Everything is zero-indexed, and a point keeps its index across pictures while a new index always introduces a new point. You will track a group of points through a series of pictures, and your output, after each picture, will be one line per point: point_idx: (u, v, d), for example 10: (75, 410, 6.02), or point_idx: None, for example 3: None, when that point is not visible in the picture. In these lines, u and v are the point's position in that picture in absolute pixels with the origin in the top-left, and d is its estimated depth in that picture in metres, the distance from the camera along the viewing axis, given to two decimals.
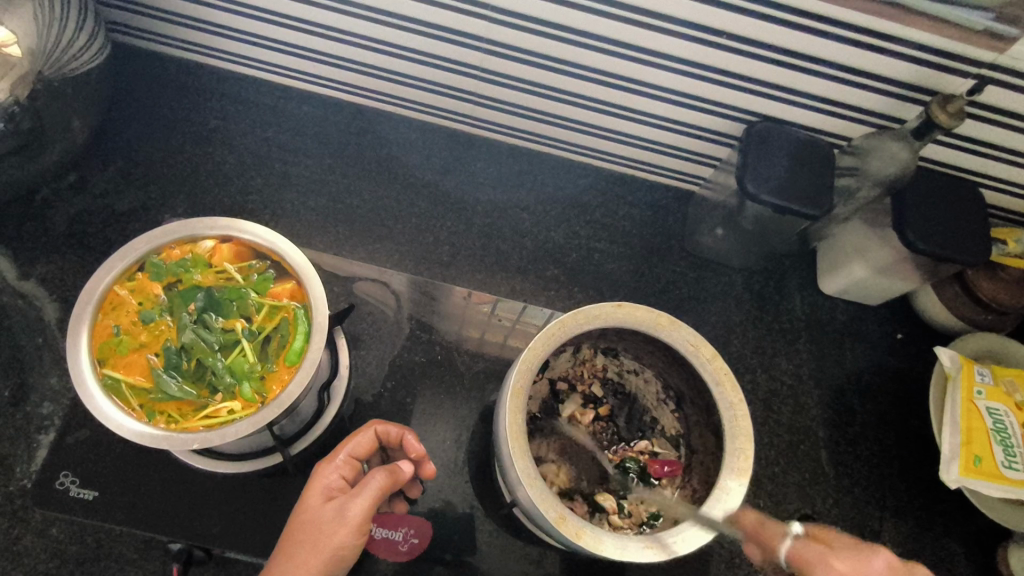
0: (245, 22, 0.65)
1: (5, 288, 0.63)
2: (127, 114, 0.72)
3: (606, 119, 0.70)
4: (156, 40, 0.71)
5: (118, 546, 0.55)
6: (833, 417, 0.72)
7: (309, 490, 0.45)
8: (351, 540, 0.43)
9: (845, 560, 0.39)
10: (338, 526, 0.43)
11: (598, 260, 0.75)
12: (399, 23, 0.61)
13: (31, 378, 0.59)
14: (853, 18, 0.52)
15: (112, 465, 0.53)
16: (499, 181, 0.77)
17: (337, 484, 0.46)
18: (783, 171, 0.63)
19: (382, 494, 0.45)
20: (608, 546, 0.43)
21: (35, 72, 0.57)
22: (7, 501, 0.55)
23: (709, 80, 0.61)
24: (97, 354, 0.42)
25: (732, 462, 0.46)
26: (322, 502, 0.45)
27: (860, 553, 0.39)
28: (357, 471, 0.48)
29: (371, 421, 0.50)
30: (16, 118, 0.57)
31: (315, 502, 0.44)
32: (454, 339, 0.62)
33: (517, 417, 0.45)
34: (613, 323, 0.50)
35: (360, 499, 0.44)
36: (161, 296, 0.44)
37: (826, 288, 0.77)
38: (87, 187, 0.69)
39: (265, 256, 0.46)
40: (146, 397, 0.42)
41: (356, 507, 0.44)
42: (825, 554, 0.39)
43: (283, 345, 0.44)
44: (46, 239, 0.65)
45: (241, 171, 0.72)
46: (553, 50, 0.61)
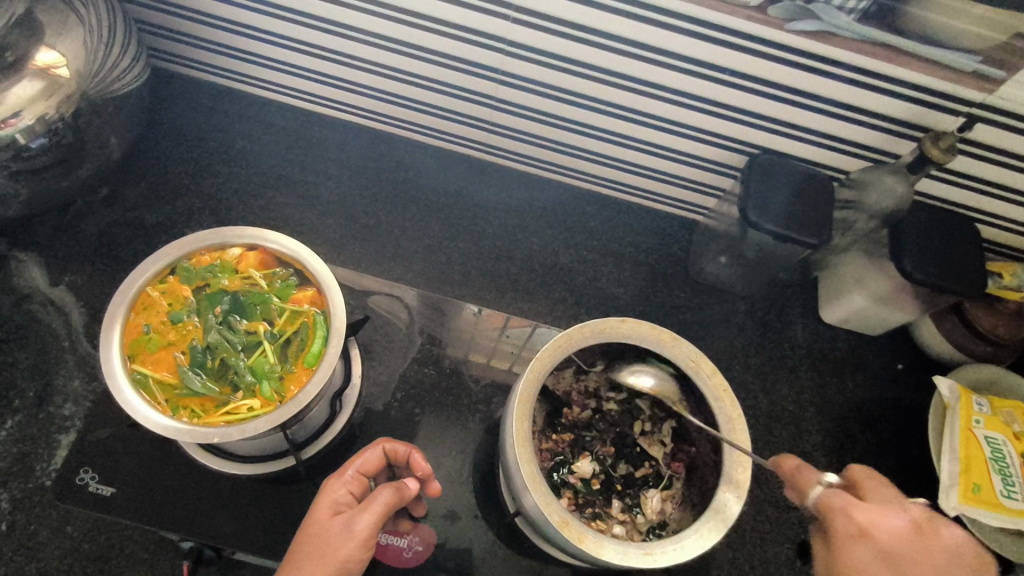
0: (279, 52, 0.70)
1: (36, 293, 0.66)
2: (160, 133, 0.76)
3: (613, 149, 0.73)
4: (193, 67, 0.76)
5: (131, 545, 0.56)
6: (834, 443, 0.73)
7: (317, 504, 0.47)
8: (358, 551, 0.44)
9: (866, 507, 0.44)
10: (346, 536, 0.44)
11: (604, 284, 0.78)
12: (423, 56, 0.65)
13: (55, 380, 0.62)
14: (848, 57, 0.55)
15: (130, 463, 0.54)
16: (510, 206, 0.80)
17: (344, 500, 0.47)
18: (783, 202, 0.66)
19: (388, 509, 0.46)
20: (609, 551, 0.44)
21: (80, 92, 0.62)
22: (27, 497, 0.57)
23: (714, 114, 0.65)
24: (128, 350, 0.44)
25: (729, 476, 0.48)
26: (330, 515, 0.46)
27: (887, 508, 0.44)
28: (364, 488, 0.49)
29: (379, 439, 0.51)
30: (60, 132, 0.62)
31: (322, 515, 0.46)
32: (463, 356, 0.64)
33: (523, 424, 0.47)
34: (618, 337, 0.52)
35: (369, 512, 0.45)
36: (190, 299, 0.46)
37: (827, 317, 0.79)
38: (119, 200, 0.72)
39: (289, 265, 0.49)
40: (171, 392, 0.43)
41: (365, 520, 0.45)
42: (850, 505, 0.44)
43: (302, 348, 0.46)
44: (76, 248, 0.69)
45: (265, 188, 0.76)
46: (566, 82, 0.65)
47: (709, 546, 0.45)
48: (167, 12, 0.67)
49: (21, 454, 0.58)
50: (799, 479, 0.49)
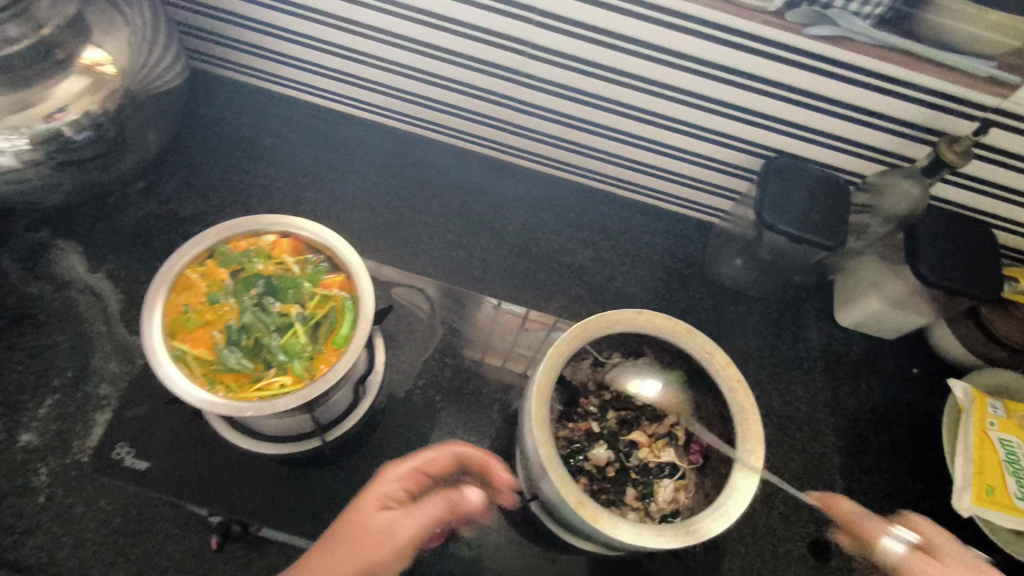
0: (312, 54, 0.73)
1: (75, 280, 0.69)
2: (195, 130, 0.79)
3: (631, 151, 0.75)
4: (228, 68, 0.79)
5: (161, 521, 0.58)
6: (847, 444, 0.74)
7: (366, 493, 0.46)
8: (389, 556, 0.43)
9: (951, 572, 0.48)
10: (383, 536, 0.44)
11: (621, 283, 0.79)
12: (449, 58, 0.68)
13: (92, 362, 0.65)
14: (860, 61, 0.57)
15: (163, 440, 0.56)
16: (529, 206, 0.82)
17: (395, 494, 0.47)
18: (798, 203, 0.67)
19: (432, 519, 0.46)
20: (623, 531, 0.45)
21: (124, 88, 0.65)
22: (64, 472, 0.59)
23: (730, 117, 0.67)
24: (167, 328, 0.46)
25: (742, 464, 0.49)
26: (376, 508, 0.46)
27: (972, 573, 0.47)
28: (418, 485, 0.48)
29: (455, 441, 0.51)
30: (104, 126, 0.65)
31: (370, 507, 0.46)
32: (479, 356, 0.65)
33: (542, 408, 0.48)
34: (634, 328, 0.53)
35: (413, 520, 0.45)
36: (226, 281, 0.49)
37: (843, 320, 0.80)
38: (155, 193, 0.75)
39: (320, 252, 0.51)
40: (208, 367, 0.46)
41: (408, 525, 0.44)
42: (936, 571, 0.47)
43: (331, 330, 0.48)
44: (113, 237, 0.72)
45: (294, 184, 0.79)
46: (587, 85, 0.67)
47: (721, 530, 0.46)
48: (206, 15, 0.71)
49: (60, 430, 0.61)
50: (867, 529, 0.52)
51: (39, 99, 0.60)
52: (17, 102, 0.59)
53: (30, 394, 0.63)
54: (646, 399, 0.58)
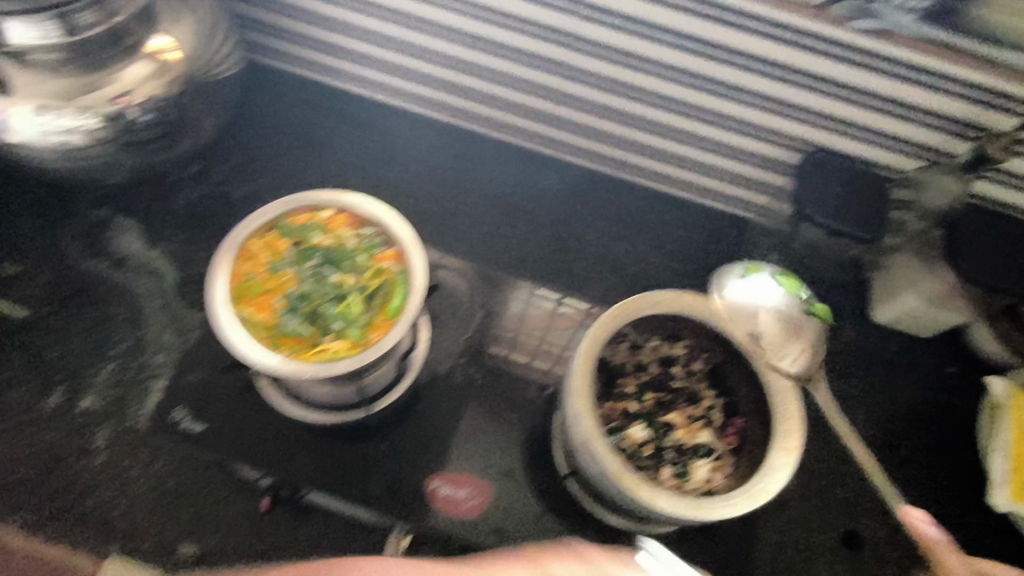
0: (367, 47, 0.76)
1: (132, 255, 0.72)
2: (246, 117, 0.82)
3: (670, 145, 0.77)
4: (282, 60, 0.82)
5: (214, 488, 0.60)
6: (880, 439, 0.74)
7: None
8: None
9: None
10: None
11: (656, 274, 0.81)
12: (498, 50, 0.71)
13: (147, 333, 0.67)
14: (899, 54, 0.58)
15: (221, 405, 0.61)
16: (568, 197, 0.84)
17: None
18: (834, 197, 0.69)
19: None
20: (664, 501, 0.47)
21: (187, 74, 0.67)
22: (119, 436, 0.62)
23: (771, 111, 0.68)
24: (232, 294, 0.48)
25: (779, 445, 0.50)
26: None
27: None
28: None
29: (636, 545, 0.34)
30: (167, 109, 0.67)
31: None
32: (512, 346, 0.66)
33: (586, 382, 0.50)
34: (673, 308, 0.55)
35: None
36: (287, 253, 0.51)
37: (878, 316, 0.79)
38: (209, 176, 0.78)
39: (373, 227, 0.53)
40: (271, 331, 0.48)
41: None
42: None
43: (384, 301, 0.50)
44: (170, 217, 0.75)
45: (341, 171, 0.81)
46: (631, 79, 0.70)
47: (759, 505, 0.48)
48: (267, 8, 0.75)
49: (115, 397, 0.63)
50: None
51: (107, 83, 0.64)
52: (89, 83, 0.63)
53: (89, 362, 0.65)
54: (685, 380, 0.59)
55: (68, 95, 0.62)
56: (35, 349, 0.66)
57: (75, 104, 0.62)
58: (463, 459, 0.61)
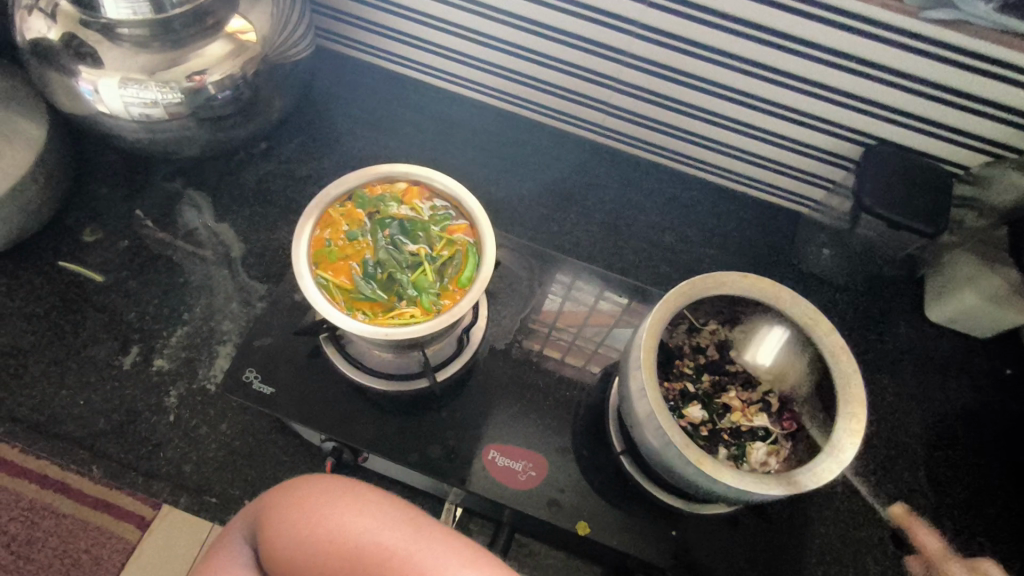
0: (432, 33, 0.78)
1: (202, 227, 0.75)
2: (311, 100, 0.85)
3: (729, 135, 0.78)
4: (348, 45, 0.85)
5: (275, 448, 0.63)
6: (934, 437, 0.73)
7: None
8: None
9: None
10: None
11: (708, 264, 0.81)
12: (562, 39, 0.72)
13: (218, 301, 0.70)
14: (968, 44, 0.58)
15: (287, 371, 0.62)
16: (621, 186, 0.85)
17: None
18: (897, 189, 0.69)
19: None
20: (727, 476, 0.48)
21: (262, 53, 0.69)
22: (191, 396, 0.65)
23: (836, 102, 0.68)
24: (313, 257, 0.51)
25: (843, 428, 0.49)
26: None
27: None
28: None
29: None
30: (241, 88, 0.69)
31: None
32: (569, 326, 0.68)
33: (651, 357, 0.51)
34: (737, 290, 0.54)
35: None
36: (364, 221, 0.53)
37: (933, 316, 0.79)
38: (276, 154, 0.81)
39: (446, 201, 0.55)
40: (348, 295, 0.50)
41: None
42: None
43: (456, 271, 0.52)
44: (239, 191, 0.78)
45: (401, 153, 0.84)
46: (695, 68, 0.70)
47: (823, 484, 0.48)
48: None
49: (188, 359, 0.67)
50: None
51: (186, 59, 0.65)
52: (170, 58, 0.64)
53: (163, 325, 0.68)
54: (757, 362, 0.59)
55: (149, 70, 0.64)
56: (112, 310, 0.69)
57: (156, 78, 0.64)
58: (518, 434, 0.62)
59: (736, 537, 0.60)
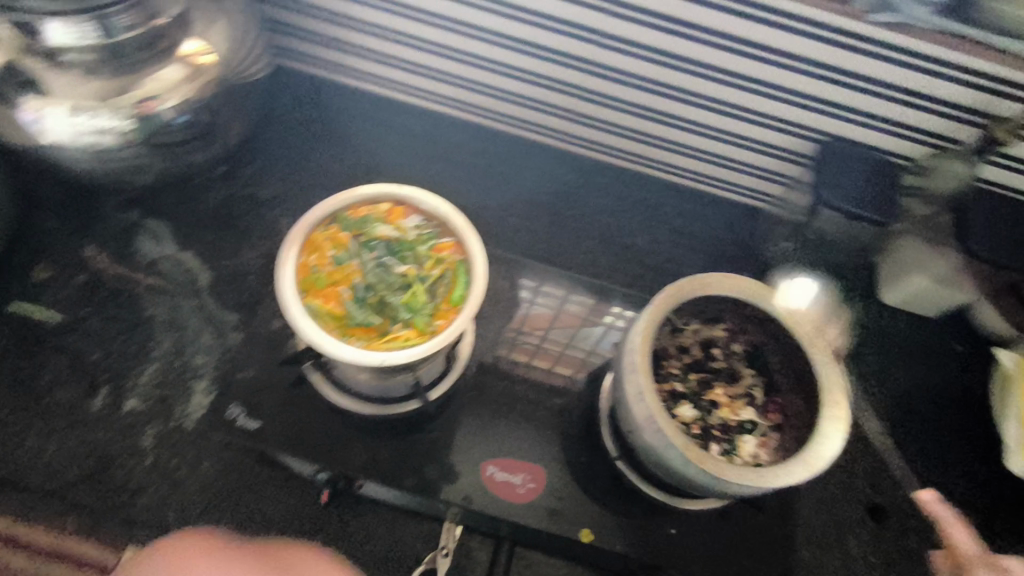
0: (395, 47, 0.78)
1: (164, 257, 0.72)
2: (270, 120, 0.83)
3: (691, 138, 0.80)
4: (305, 61, 0.83)
5: (261, 482, 0.61)
6: (897, 414, 0.75)
7: None
8: None
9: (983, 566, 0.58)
10: None
11: (678, 264, 0.83)
12: (528, 50, 0.74)
13: (187, 334, 0.67)
14: (910, 45, 0.62)
15: (274, 403, 0.60)
16: (589, 192, 0.86)
17: None
18: (853, 182, 0.72)
19: None
20: (730, 473, 0.49)
21: (220, 75, 0.66)
22: (167, 436, 0.62)
23: (790, 102, 0.72)
24: (300, 285, 0.49)
25: (828, 416, 0.52)
26: None
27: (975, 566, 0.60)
28: None
29: None
30: (200, 111, 0.66)
31: None
32: (553, 334, 0.69)
33: (645, 360, 0.53)
34: (717, 291, 0.57)
35: None
36: (349, 245, 0.52)
37: (887, 299, 0.82)
38: (236, 177, 0.78)
39: (430, 220, 0.55)
40: (340, 321, 0.49)
41: None
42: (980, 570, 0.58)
43: (448, 289, 0.52)
44: (199, 218, 0.75)
45: (365, 170, 0.82)
46: (657, 74, 0.73)
47: (816, 472, 0.50)
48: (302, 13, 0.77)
49: (161, 397, 0.63)
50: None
51: (136, 85, 0.62)
52: (122, 84, 0.62)
53: (131, 364, 0.65)
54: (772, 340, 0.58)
55: (102, 96, 0.61)
56: (74, 353, 0.65)
57: (110, 104, 0.61)
58: (513, 446, 0.62)
59: (730, 529, 0.61)
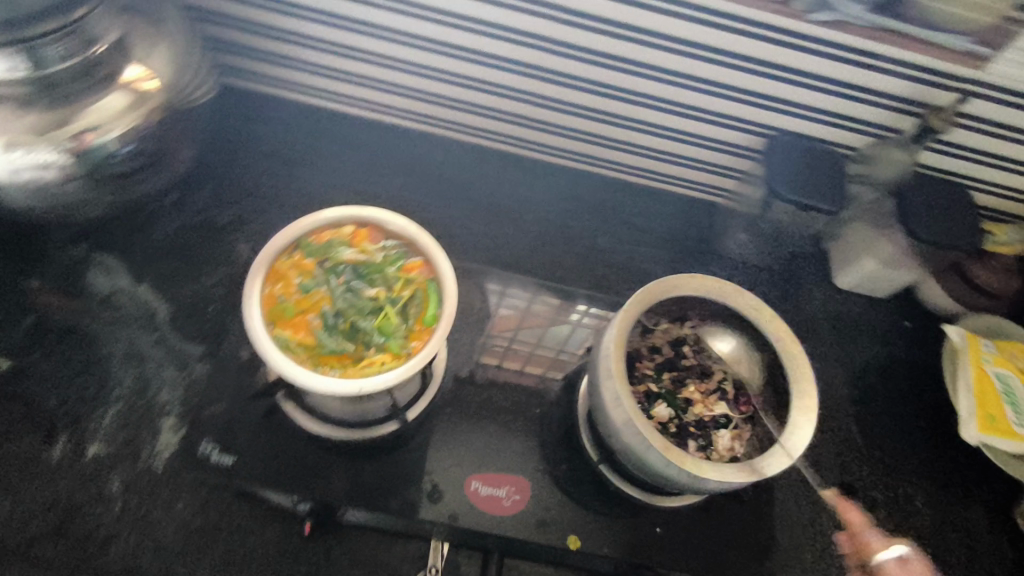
0: (347, 63, 0.77)
1: (118, 291, 0.69)
2: (221, 142, 0.81)
3: (647, 138, 0.82)
4: (254, 80, 0.81)
5: (239, 517, 0.60)
6: (856, 392, 0.78)
7: None
8: None
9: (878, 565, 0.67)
10: None
11: (642, 262, 0.83)
12: (482, 60, 0.74)
13: (149, 370, 0.64)
14: (848, 41, 0.65)
15: (247, 438, 0.59)
16: (551, 196, 0.87)
17: None
18: (802, 174, 0.75)
19: None
20: (709, 471, 0.51)
21: (167, 101, 0.64)
22: (135, 480, 0.59)
23: (738, 99, 0.74)
24: (267, 317, 0.49)
25: (798, 407, 0.54)
26: None
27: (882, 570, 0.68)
28: None
29: None
30: (147, 139, 0.64)
31: None
32: (526, 343, 0.70)
33: (620, 365, 0.54)
34: (688, 290, 0.58)
35: None
36: (315, 271, 0.52)
37: (842, 283, 0.85)
38: (189, 204, 0.76)
39: (397, 240, 0.55)
40: (311, 351, 0.48)
41: None
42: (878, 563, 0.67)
43: (420, 309, 0.51)
44: (153, 248, 0.72)
45: (320, 187, 0.80)
46: (609, 78, 0.74)
47: (790, 462, 0.52)
48: (249, 32, 0.75)
49: (126, 440, 0.61)
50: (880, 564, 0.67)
51: (75, 117, 0.59)
52: (60, 114, 0.59)
53: (91, 407, 0.62)
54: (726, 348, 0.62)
55: (38, 130, 0.58)
56: (28, 400, 0.62)
57: (48, 138, 0.58)
58: (495, 459, 0.62)
59: (710, 522, 0.63)
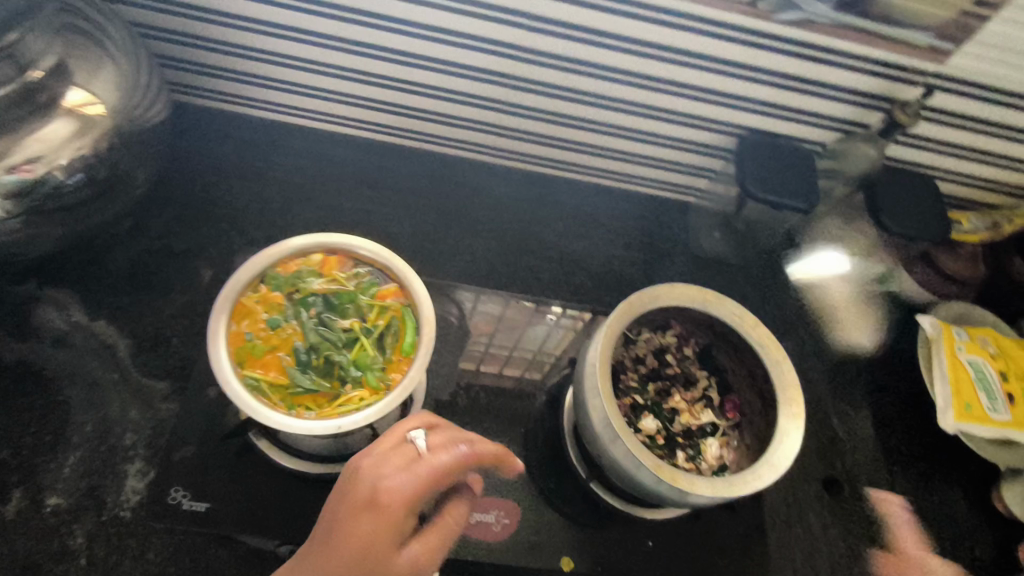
0: (306, 76, 0.74)
1: (74, 329, 0.65)
2: (176, 163, 0.77)
3: (618, 142, 0.81)
4: (210, 96, 0.78)
5: (213, 562, 0.56)
6: (839, 387, 0.79)
7: None
8: None
9: None
10: None
11: (619, 266, 0.82)
12: (447, 69, 0.71)
13: (113, 412, 0.61)
14: (816, 40, 0.65)
15: (220, 479, 0.57)
16: (524, 204, 0.85)
17: None
18: (774, 173, 0.75)
19: None
20: (700, 486, 0.50)
21: (114, 127, 0.60)
22: (102, 530, 0.56)
23: (708, 100, 0.73)
24: (236, 358, 0.46)
25: (786, 415, 0.54)
26: None
27: None
28: None
29: None
30: (94, 167, 0.60)
31: None
32: (508, 359, 0.68)
33: (606, 382, 0.52)
34: (670, 301, 0.57)
35: None
36: (284, 304, 0.49)
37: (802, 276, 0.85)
38: (146, 231, 0.72)
39: (368, 265, 0.52)
40: (285, 391, 0.46)
41: None
42: None
43: (397, 339, 0.49)
44: (109, 280, 0.68)
45: (284, 206, 0.77)
46: (577, 83, 0.72)
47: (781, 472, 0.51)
48: (199, 47, 0.71)
49: (90, 488, 0.57)
50: None
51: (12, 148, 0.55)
52: None
53: (50, 456, 0.59)
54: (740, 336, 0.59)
55: None
56: None
57: None
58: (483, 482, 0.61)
59: (701, 530, 0.63)
